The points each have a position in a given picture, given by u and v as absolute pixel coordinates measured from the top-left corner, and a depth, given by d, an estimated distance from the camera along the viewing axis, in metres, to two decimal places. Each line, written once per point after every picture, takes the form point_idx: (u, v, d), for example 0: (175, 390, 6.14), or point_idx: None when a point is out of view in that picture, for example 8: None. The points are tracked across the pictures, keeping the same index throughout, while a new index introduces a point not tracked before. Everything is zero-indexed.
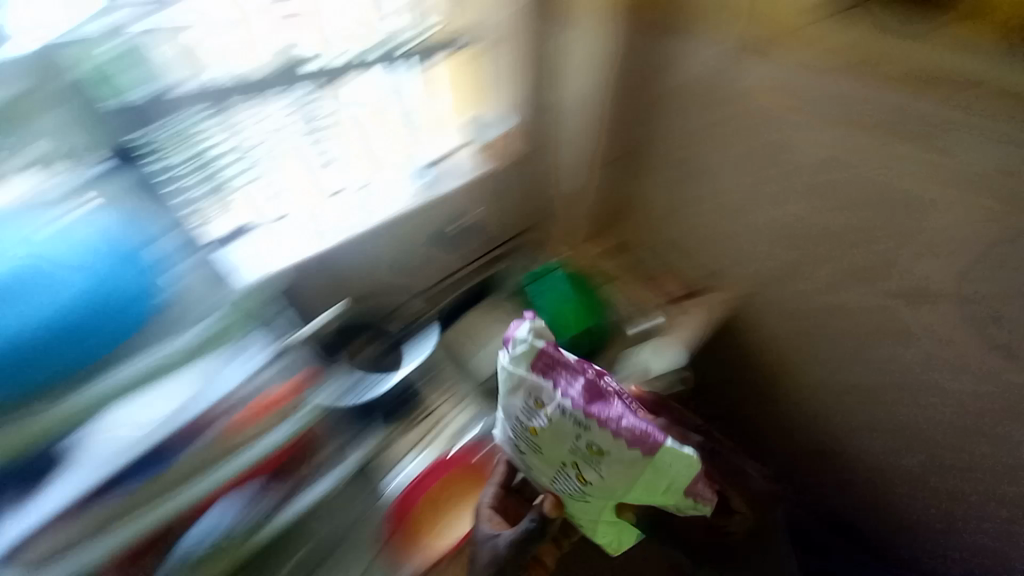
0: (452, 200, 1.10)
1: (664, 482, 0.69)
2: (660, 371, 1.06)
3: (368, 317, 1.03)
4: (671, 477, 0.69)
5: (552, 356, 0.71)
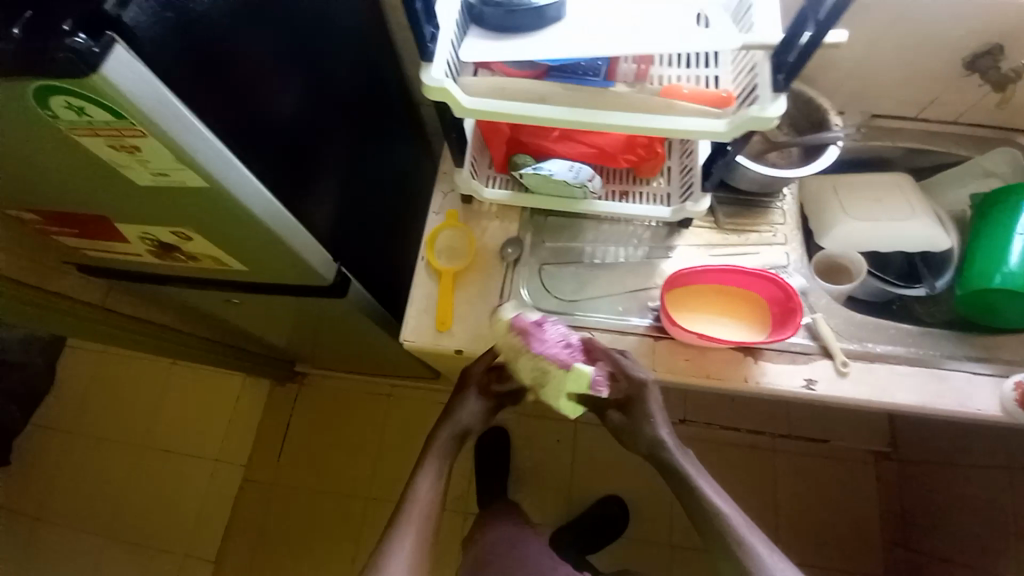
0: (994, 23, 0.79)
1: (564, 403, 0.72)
2: (849, 246, 0.90)
3: (801, 101, 0.89)
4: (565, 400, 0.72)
5: (522, 324, 0.71)
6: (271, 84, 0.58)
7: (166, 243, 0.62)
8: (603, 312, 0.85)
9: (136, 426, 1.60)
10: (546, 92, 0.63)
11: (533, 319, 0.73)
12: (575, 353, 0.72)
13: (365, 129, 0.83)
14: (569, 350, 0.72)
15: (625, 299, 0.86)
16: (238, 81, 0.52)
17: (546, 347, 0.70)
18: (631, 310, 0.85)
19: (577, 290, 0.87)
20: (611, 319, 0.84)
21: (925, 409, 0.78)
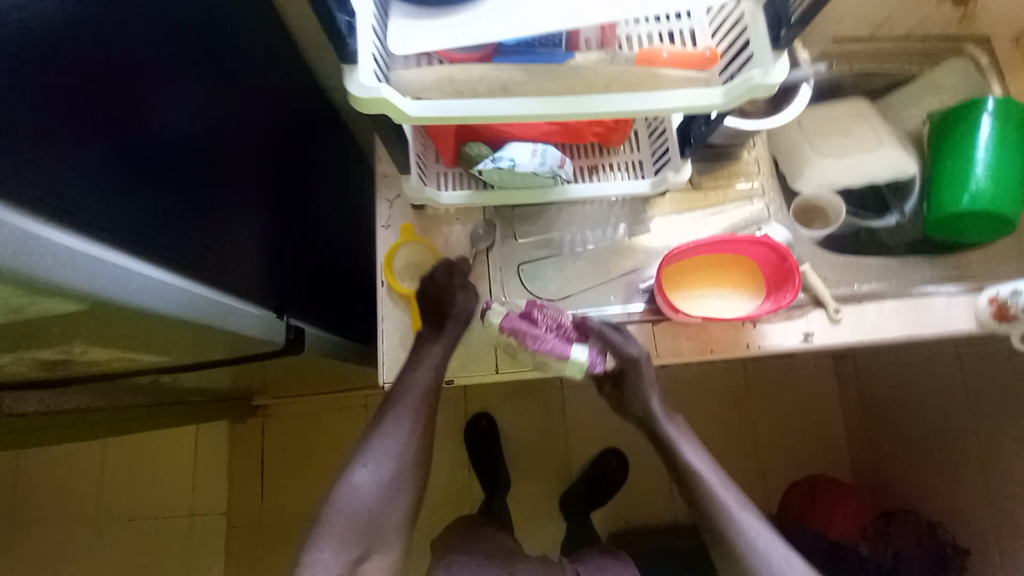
0: None
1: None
2: (823, 184, 0.88)
3: None
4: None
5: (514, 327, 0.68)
6: (148, 133, 0.44)
7: (58, 362, 0.49)
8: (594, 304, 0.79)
9: (88, 501, 1.45)
10: (506, 79, 0.51)
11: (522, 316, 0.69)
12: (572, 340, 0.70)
13: (277, 142, 0.68)
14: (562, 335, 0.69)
15: (613, 285, 0.80)
16: (100, 140, 0.38)
17: (537, 341, 0.68)
18: (621, 296, 0.79)
19: (561, 284, 0.79)
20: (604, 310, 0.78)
21: (911, 338, 0.79)
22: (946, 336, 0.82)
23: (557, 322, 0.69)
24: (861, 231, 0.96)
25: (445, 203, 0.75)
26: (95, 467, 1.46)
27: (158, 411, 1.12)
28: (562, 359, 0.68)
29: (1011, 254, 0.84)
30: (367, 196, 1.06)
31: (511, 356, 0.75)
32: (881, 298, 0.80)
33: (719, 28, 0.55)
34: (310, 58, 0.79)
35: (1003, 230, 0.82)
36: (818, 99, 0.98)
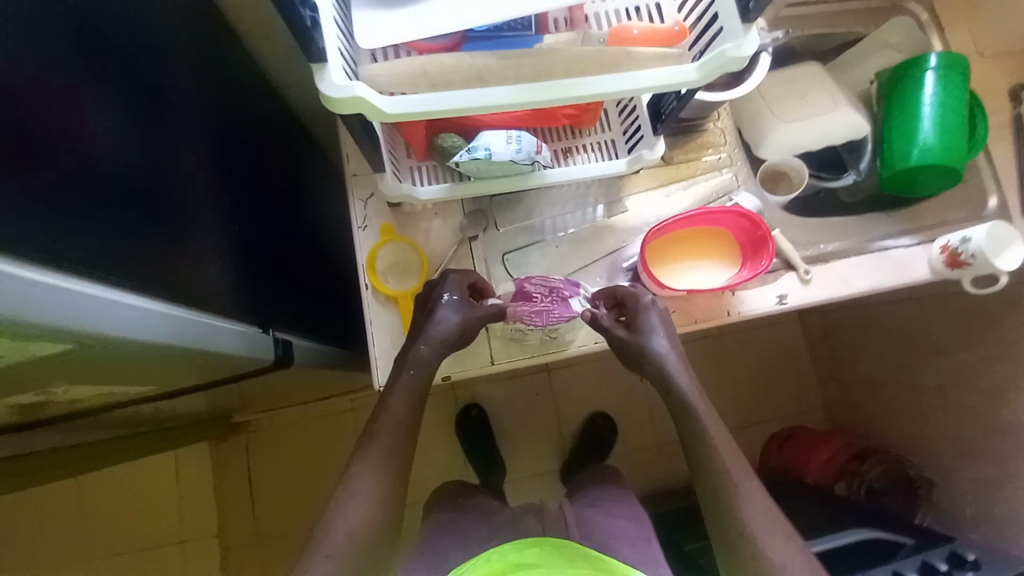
0: None
1: (540, 560, 0.71)
2: (785, 149, 0.91)
3: None
4: (534, 562, 0.71)
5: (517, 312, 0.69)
6: (105, 157, 0.41)
7: (33, 404, 0.46)
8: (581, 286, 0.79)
9: (66, 545, 1.37)
10: (480, 67, 0.50)
11: (517, 299, 0.69)
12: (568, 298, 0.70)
13: (235, 146, 0.64)
14: (558, 297, 0.70)
15: (597, 265, 0.80)
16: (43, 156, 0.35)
17: (537, 317, 0.69)
18: (605, 276, 0.80)
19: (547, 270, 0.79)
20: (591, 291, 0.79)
21: (877, 290, 0.84)
22: (906, 285, 0.87)
23: (547, 290, 0.69)
24: (820, 190, 1.01)
25: (422, 198, 0.73)
26: (69, 508, 1.38)
27: (131, 441, 1.06)
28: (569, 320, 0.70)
29: (957, 203, 0.91)
30: (334, 196, 1.02)
31: (506, 345, 0.75)
32: (844, 257, 0.85)
33: (685, 3, 0.55)
34: (260, 58, 0.75)
35: (951, 181, 0.88)
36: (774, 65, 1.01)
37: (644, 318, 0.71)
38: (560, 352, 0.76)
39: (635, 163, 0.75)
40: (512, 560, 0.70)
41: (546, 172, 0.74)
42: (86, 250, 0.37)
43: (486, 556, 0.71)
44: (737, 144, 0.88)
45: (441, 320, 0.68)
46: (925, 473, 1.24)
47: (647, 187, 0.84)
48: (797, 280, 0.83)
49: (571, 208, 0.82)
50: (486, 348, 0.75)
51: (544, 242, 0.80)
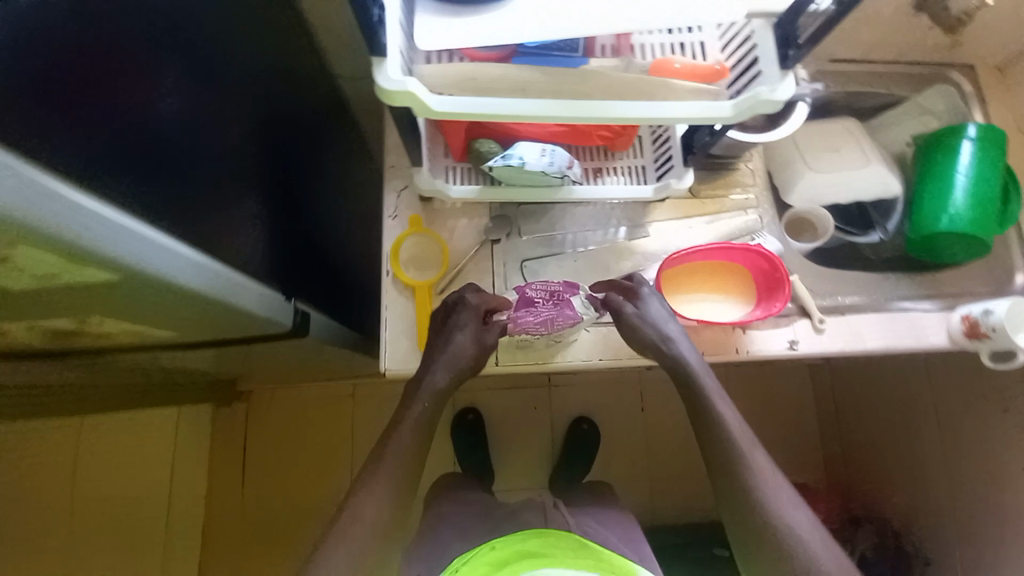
0: None
1: (544, 551, 0.75)
2: (814, 197, 0.92)
3: None
4: (536, 552, 0.75)
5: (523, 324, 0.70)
6: (158, 115, 0.44)
7: (69, 330, 0.49)
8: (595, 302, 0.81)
9: (60, 485, 1.41)
10: (525, 80, 0.53)
11: (520, 312, 0.70)
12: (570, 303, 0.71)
13: (284, 123, 0.68)
14: (559, 304, 0.70)
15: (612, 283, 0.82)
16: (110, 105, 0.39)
17: (541, 325, 0.70)
18: None
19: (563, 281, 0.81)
20: None
21: (890, 350, 0.83)
22: (922, 351, 0.86)
23: (544, 297, 0.70)
24: (846, 245, 1.01)
25: (453, 197, 0.76)
26: (68, 449, 1.42)
27: (138, 390, 1.10)
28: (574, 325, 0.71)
29: (983, 274, 0.90)
30: (369, 185, 1.07)
31: (511, 350, 0.77)
32: (860, 312, 0.84)
33: (728, 43, 0.58)
34: (324, 47, 0.80)
35: (978, 251, 0.88)
36: (811, 116, 1.02)
37: (648, 305, 0.71)
38: (563, 363, 0.77)
39: (662, 190, 0.77)
40: (514, 548, 0.75)
41: (574, 188, 0.76)
42: (138, 195, 0.41)
43: (491, 545, 0.77)
44: (766, 187, 0.90)
45: (456, 342, 0.69)
46: (922, 551, 1.20)
47: (670, 217, 0.85)
48: (809, 329, 0.83)
49: (594, 227, 0.84)
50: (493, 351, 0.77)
51: (563, 255, 0.82)
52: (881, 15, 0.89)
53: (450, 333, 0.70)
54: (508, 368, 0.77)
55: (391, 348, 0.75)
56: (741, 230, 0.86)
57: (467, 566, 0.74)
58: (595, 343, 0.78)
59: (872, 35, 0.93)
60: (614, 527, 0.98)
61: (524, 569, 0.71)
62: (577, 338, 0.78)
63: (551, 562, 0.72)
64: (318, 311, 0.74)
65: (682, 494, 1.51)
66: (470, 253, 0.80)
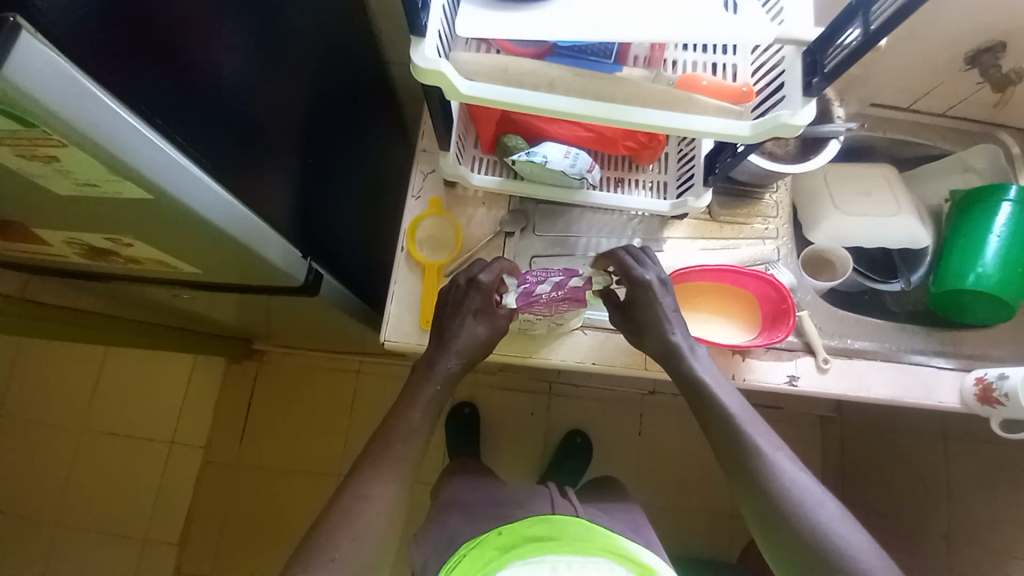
0: (989, 17, 0.80)
1: (549, 535, 0.75)
2: (838, 237, 0.91)
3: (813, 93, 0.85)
4: (541, 537, 0.75)
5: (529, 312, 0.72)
6: (213, 64, 0.48)
7: (102, 248, 0.53)
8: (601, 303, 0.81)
9: (75, 413, 1.50)
10: (554, 77, 0.55)
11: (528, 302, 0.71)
12: (578, 293, 0.69)
13: (329, 94, 0.73)
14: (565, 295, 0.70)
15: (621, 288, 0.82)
16: (170, 47, 0.43)
17: (542, 308, 0.71)
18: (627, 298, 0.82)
19: None
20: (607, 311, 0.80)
21: (894, 402, 0.81)
22: (930, 408, 0.84)
23: (549, 286, 0.69)
24: (865, 291, 0.98)
25: (475, 185, 0.79)
26: (89, 380, 1.51)
27: (158, 331, 1.16)
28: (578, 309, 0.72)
29: (1007, 340, 0.87)
30: (400, 169, 1.11)
31: (508, 339, 0.78)
32: (869, 358, 0.82)
33: (760, 68, 0.59)
34: (379, 32, 0.85)
35: (1002, 314, 0.85)
36: (847, 158, 1.01)
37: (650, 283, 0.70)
38: (557, 360, 0.78)
39: (680, 207, 0.77)
40: (521, 533, 0.75)
41: (593, 193, 0.78)
42: (180, 131, 0.45)
43: (498, 530, 0.76)
44: (789, 219, 0.89)
45: (467, 331, 0.70)
46: None
47: (687, 236, 0.86)
48: (812, 367, 0.81)
49: (609, 235, 0.85)
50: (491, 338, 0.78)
51: (573, 258, 0.84)
52: (931, 66, 0.88)
53: (459, 325, 0.70)
54: (503, 356, 0.78)
55: (393, 320, 0.78)
56: (756, 259, 0.86)
57: (475, 551, 0.74)
58: (591, 344, 0.79)
59: (920, 86, 0.92)
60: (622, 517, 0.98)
61: (532, 554, 0.72)
62: (575, 337, 0.79)
63: (558, 546, 0.73)
64: (330, 274, 0.78)
65: (667, 525, 1.48)
66: (484, 242, 0.82)
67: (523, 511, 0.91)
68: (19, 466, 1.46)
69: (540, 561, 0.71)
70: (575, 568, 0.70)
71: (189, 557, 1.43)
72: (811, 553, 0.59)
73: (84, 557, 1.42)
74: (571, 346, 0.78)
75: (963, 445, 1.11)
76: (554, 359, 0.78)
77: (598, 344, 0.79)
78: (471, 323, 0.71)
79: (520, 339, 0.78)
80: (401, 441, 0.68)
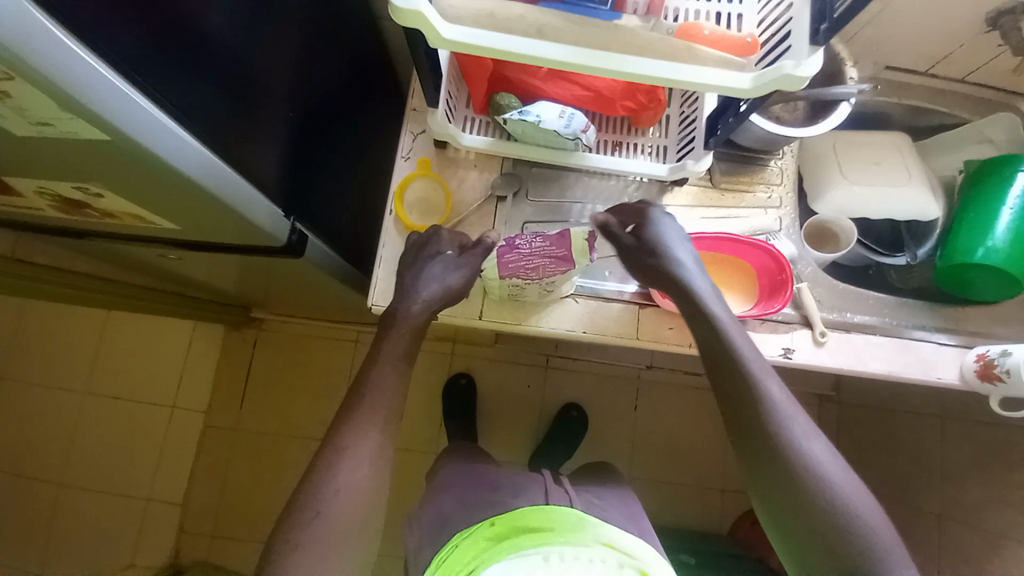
0: None
1: (542, 526, 0.74)
2: (846, 209, 0.87)
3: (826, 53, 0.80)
4: (537, 529, 0.74)
5: (511, 272, 0.69)
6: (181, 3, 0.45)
7: (75, 195, 0.52)
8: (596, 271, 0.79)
9: (77, 376, 1.52)
10: (544, 23, 0.52)
11: (509, 259, 0.69)
12: (557, 241, 0.68)
13: (316, 48, 0.69)
14: (547, 250, 0.68)
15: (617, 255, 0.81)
16: None
17: (528, 269, 0.69)
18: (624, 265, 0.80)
19: None
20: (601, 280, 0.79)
21: (891, 377, 0.79)
22: (928, 384, 0.81)
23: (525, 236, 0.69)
24: (869, 266, 0.97)
25: (466, 146, 0.76)
26: (90, 344, 1.53)
27: (155, 296, 1.16)
28: (566, 270, 0.69)
29: (1013, 317, 0.84)
30: (392, 134, 1.07)
31: (499, 306, 0.77)
32: (868, 334, 0.80)
33: (766, 19, 0.55)
34: None
35: (1009, 290, 0.83)
36: (858, 126, 0.97)
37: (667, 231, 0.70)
38: (548, 327, 0.77)
39: (677, 171, 0.74)
40: (513, 523, 0.74)
41: (587, 156, 0.75)
42: (144, 74, 0.42)
43: (491, 521, 0.76)
44: (793, 188, 0.85)
45: (437, 281, 0.71)
46: None
47: (685, 202, 0.83)
48: (809, 342, 0.79)
49: (604, 201, 0.82)
50: (480, 306, 0.77)
51: (567, 222, 0.81)
52: (954, 27, 0.83)
53: (423, 269, 0.71)
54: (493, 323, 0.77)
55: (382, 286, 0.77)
56: (757, 228, 0.83)
57: (466, 541, 0.74)
58: (583, 312, 0.77)
59: (940, 49, 0.87)
60: (615, 504, 0.98)
61: (525, 544, 0.71)
62: (566, 303, 0.77)
63: (551, 535, 0.72)
64: (316, 236, 0.76)
65: (659, 500, 1.49)
66: (474, 207, 0.80)
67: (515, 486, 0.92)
68: (26, 426, 1.49)
69: (533, 552, 0.70)
70: (567, 559, 0.69)
71: (190, 517, 1.46)
72: (823, 531, 0.58)
73: (88, 513, 1.47)
74: (562, 315, 0.77)
75: (961, 425, 1.09)
76: (545, 326, 0.77)
77: (590, 313, 0.77)
78: (441, 272, 0.71)
79: (510, 308, 0.77)
80: (387, 408, 0.67)
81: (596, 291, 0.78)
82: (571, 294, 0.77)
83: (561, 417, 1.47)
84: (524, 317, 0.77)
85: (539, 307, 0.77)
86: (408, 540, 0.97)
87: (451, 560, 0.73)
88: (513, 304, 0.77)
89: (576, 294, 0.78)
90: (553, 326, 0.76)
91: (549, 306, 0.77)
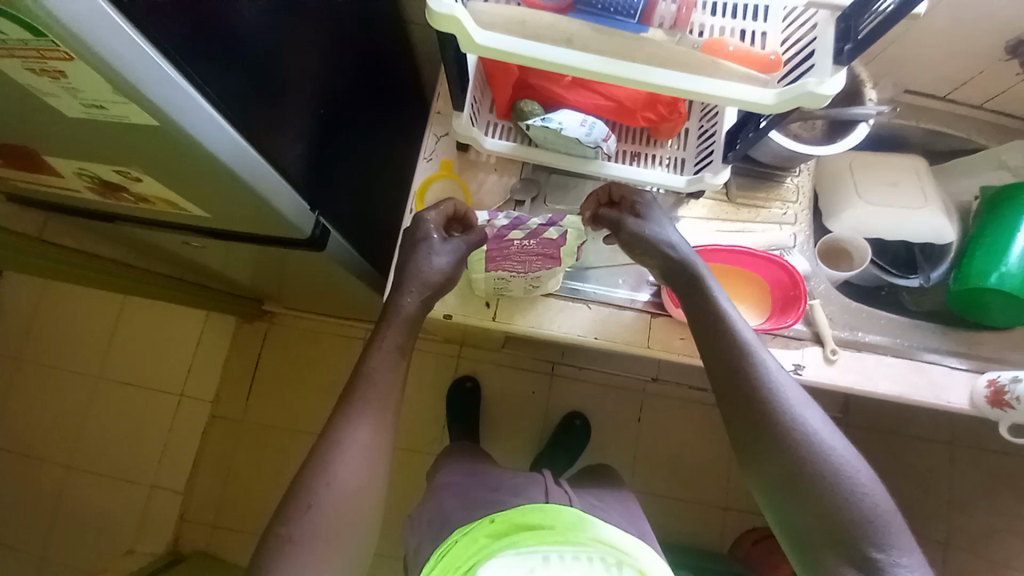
0: None
1: (542, 524, 0.74)
2: (860, 229, 0.88)
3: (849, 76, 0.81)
4: (535, 526, 0.74)
5: (497, 263, 0.70)
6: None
7: (112, 176, 0.54)
8: (609, 280, 0.80)
9: (88, 360, 1.54)
10: (572, 32, 0.53)
11: (496, 250, 0.69)
12: (553, 246, 0.68)
13: (347, 49, 0.72)
14: (535, 244, 0.68)
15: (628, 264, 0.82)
16: None
17: (516, 263, 0.70)
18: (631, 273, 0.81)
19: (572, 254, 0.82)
20: (612, 286, 0.80)
21: (902, 398, 0.78)
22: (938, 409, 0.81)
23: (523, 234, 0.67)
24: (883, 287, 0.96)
25: (487, 150, 0.77)
26: (103, 329, 1.55)
27: (171, 284, 1.18)
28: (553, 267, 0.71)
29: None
30: (413, 135, 1.09)
31: (513, 309, 0.78)
32: (880, 351, 0.80)
33: (790, 38, 0.57)
34: None
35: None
36: (875, 148, 0.98)
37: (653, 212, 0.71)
38: (562, 332, 0.78)
39: (695, 183, 0.75)
40: (513, 521, 0.74)
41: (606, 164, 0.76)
42: (189, 64, 0.45)
43: (491, 518, 0.76)
44: (808, 206, 0.86)
45: (433, 262, 0.70)
46: None
47: (701, 215, 0.84)
48: (818, 359, 0.79)
49: None
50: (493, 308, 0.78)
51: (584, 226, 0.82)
52: (974, 54, 0.84)
53: (429, 251, 0.71)
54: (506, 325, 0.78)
55: None
56: (772, 244, 0.84)
57: (466, 537, 0.74)
58: (595, 318, 0.78)
59: (959, 76, 0.88)
60: (614, 507, 0.97)
61: (526, 542, 0.71)
62: (579, 309, 0.78)
63: (551, 535, 0.72)
64: (338, 232, 0.78)
65: (658, 512, 1.48)
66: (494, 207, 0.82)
67: (516, 488, 0.92)
68: (36, 406, 1.51)
69: (533, 551, 0.70)
70: (566, 559, 0.69)
71: (191, 506, 1.47)
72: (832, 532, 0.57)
73: (90, 497, 1.48)
74: (575, 319, 0.78)
75: None
76: (558, 330, 0.78)
77: (602, 320, 0.78)
78: (439, 252, 0.71)
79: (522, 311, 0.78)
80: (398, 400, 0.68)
81: (608, 299, 0.79)
82: (585, 300, 0.78)
83: (565, 425, 1.47)
84: (537, 320, 0.78)
85: (552, 313, 0.78)
86: (408, 538, 0.97)
87: (450, 554, 0.72)
88: (526, 308, 0.78)
89: (590, 300, 0.79)
90: (566, 331, 0.77)
91: (563, 312, 0.78)
